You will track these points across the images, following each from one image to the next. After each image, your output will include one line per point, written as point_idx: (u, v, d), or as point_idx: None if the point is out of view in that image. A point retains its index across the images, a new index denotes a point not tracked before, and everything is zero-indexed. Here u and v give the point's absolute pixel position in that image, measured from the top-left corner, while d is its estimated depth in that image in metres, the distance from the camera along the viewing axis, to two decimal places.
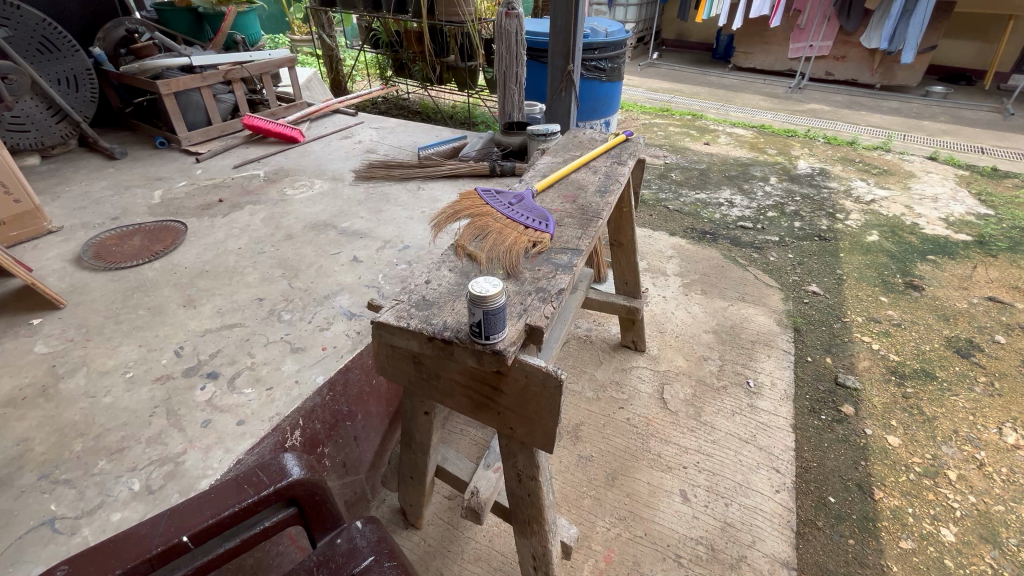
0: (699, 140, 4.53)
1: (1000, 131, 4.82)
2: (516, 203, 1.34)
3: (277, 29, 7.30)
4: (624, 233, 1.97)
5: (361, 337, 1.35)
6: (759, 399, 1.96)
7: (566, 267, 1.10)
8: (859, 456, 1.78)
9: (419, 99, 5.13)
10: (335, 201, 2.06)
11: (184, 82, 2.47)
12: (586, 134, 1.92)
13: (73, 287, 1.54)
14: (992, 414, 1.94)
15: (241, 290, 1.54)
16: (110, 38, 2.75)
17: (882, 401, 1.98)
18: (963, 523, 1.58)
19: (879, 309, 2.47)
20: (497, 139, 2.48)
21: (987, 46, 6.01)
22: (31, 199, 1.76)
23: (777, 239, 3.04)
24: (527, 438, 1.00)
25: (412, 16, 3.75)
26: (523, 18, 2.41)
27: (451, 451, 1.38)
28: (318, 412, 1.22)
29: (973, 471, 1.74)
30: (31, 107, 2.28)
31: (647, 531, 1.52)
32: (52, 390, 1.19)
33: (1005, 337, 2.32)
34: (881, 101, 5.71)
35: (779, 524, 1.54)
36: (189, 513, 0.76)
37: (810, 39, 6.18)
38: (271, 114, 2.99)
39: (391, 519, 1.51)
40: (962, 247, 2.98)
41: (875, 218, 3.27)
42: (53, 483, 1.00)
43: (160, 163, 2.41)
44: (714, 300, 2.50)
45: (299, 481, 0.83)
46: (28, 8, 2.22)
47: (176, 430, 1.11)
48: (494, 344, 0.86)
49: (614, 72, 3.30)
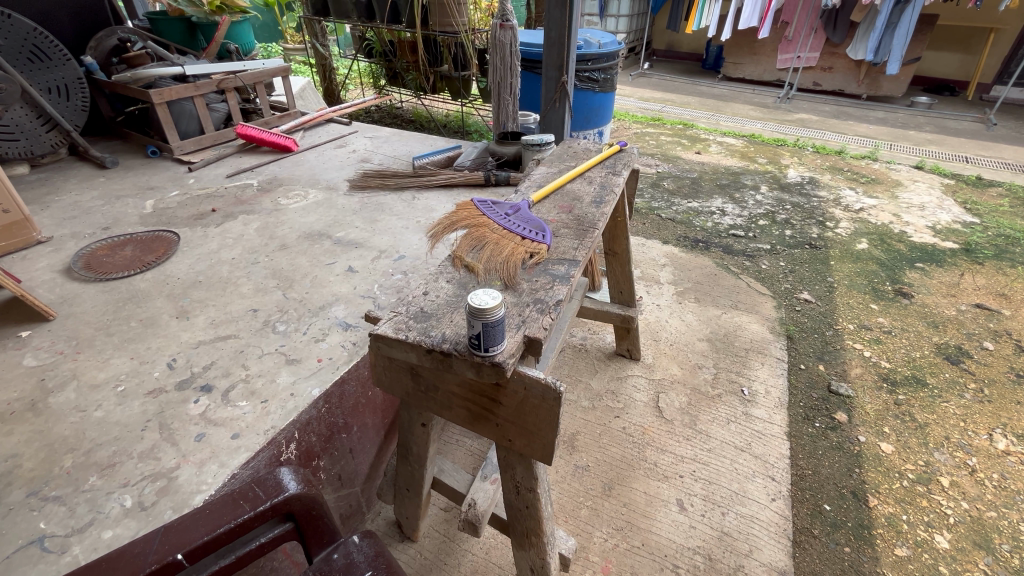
0: (691, 149, 4.58)
1: (984, 140, 4.92)
2: (513, 214, 1.34)
3: (270, 39, 7.34)
4: (619, 242, 1.98)
5: (357, 348, 1.35)
6: (754, 406, 1.97)
7: (564, 278, 1.10)
8: (853, 463, 1.79)
9: (412, 107, 5.15)
10: (330, 211, 2.06)
11: (177, 91, 2.46)
12: (581, 144, 1.94)
13: (63, 298, 1.52)
14: (982, 421, 1.97)
15: (235, 301, 1.52)
16: (102, 48, 2.74)
17: (874, 408, 2.00)
18: (956, 529, 1.59)
19: (870, 316, 2.50)
20: (491, 148, 2.49)
21: (970, 58, 6.14)
22: (20, 209, 1.74)
23: (769, 247, 3.07)
24: (525, 449, 1.00)
25: (406, 25, 3.73)
26: (517, 30, 2.43)
27: (448, 463, 1.38)
28: (314, 425, 1.21)
29: (965, 477, 1.76)
30: (21, 116, 2.24)
31: (645, 542, 1.52)
32: (41, 405, 1.17)
33: (994, 344, 2.35)
34: (867, 112, 5.82)
35: (775, 533, 1.54)
36: (184, 530, 0.74)
37: (798, 50, 6.29)
38: (264, 124, 2.98)
39: (387, 532, 1.50)
40: (949, 255, 3.03)
41: (864, 226, 3.32)
42: (42, 500, 0.98)
43: (152, 172, 2.40)
44: (707, 308, 2.51)
45: (296, 496, 0.82)
46: (18, 17, 2.19)
47: (169, 444, 1.09)
48: (493, 357, 0.86)
49: (607, 83, 3.33)
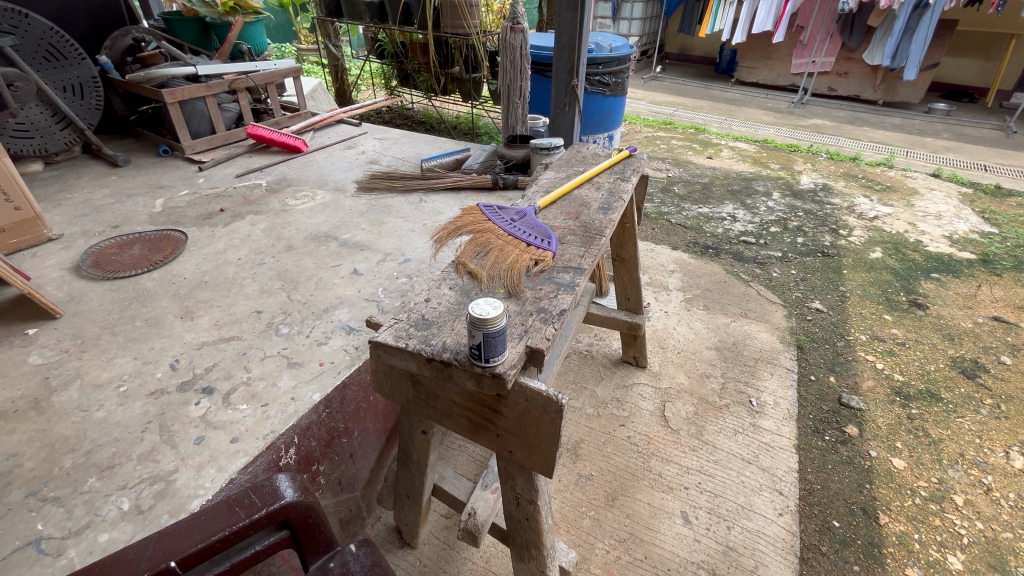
0: (702, 154, 4.54)
1: (1004, 148, 4.82)
2: (518, 219, 1.33)
3: (285, 39, 7.42)
4: (626, 249, 1.95)
5: (359, 353, 1.34)
6: (761, 417, 1.94)
7: (568, 287, 1.09)
8: (864, 479, 1.74)
9: (423, 108, 5.16)
10: (337, 212, 2.05)
11: (189, 90, 2.47)
12: (589, 148, 1.91)
13: (70, 295, 1.53)
14: (998, 438, 1.91)
15: (240, 302, 1.52)
16: (116, 47, 2.75)
17: (886, 421, 1.96)
18: (971, 550, 1.55)
19: (883, 327, 2.44)
20: (500, 152, 2.48)
21: (990, 64, 6.04)
22: (32, 207, 1.75)
23: (780, 255, 3.02)
24: (526, 462, 0.98)
25: (418, 27, 3.72)
26: (528, 33, 2.40)
27: (449, 470, 1.36)
28: (314, 430, 1.19)
29: (980, 496, 1.71)
30: (35, 114, 2.27)
31: (647, 555, 1.49)
32: (44, 404, 1.17)
33: (1011, 358, 2.29)
34: (883, 118, 5.73)
35: (782, 549, 1.51)
36: (178, 537, 0.70)
37: (813, 55, 6.20)
38: (275, 124, 2.99)
39: (387, 538, 1.48)
40: (966, 265, 2.96)
41: (878, 235, 3.26)
42: (41, 500, 0.99)
43: (163, 171, 2.41)
44: (716, 316, 2.48)
45: (293, 504, 0.77)
46: (35, 17, 2.22)
47: (168, 446, 1.09)
48: (494, 367, 0.84)
49: (617, 86, 3.31)
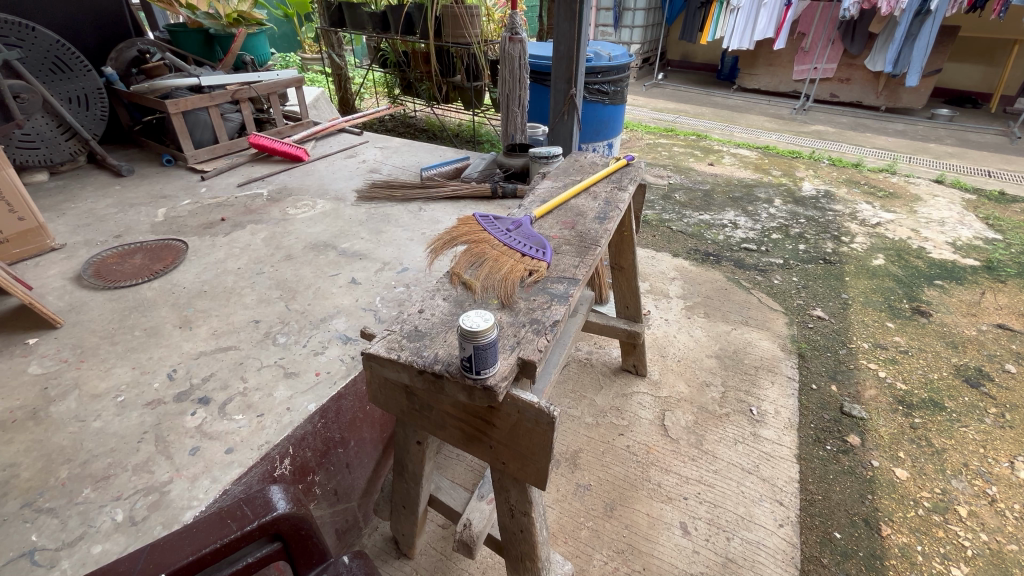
0: (704, 160, 4.54)
1: (1008, 154, 4.80)
2: (514, 229, 1.33)
3: (289, 49, 7.52)
4: (625, 257, 1.95)
5: (354, 363, 1.34)
6: (762, 427, 1.92)
7: (562, 297, 1.09)
8: (866, 489, 1.72)
9: (424, 116, 5.21)
10: (337, 221, 2.06)
11: (193, 101, 2.50)
12: (588, 157, 1.91)
13: (71, 305, 1.55)
14: (1003, 447, 1.89)
15: (238, 311, 1.53)
16: (122, 59, 2.80)
17: (889, 431, 1.93)
18: (975, 562, 1.52)
19: (885, 335, 2.43)
20: (499, 161, 2.50)
21: (994, 70, 6.02)
22: (35, 216, 1.77)
23: (781, 262, 3.01)
24: (519, 473, 0.98)
25: (420, 36, 3.76)
26: (525, 43, 2.41)
27: (445, 480, 1.36)
28: (309, 440, 1.19)
29: (984, 507, 1.69)
30: (42, 125, 2.30)
31: (646, 566, 1.48)
32: (42, 414, 1.18)
33: (1016, 366, 2.27)
34: (886, 124, 5.72)
35: (781, 561, 1.49)
36: (169, 548, 0.70)
37: (814, 61, 6.21)
38: (277, 133, 3.02)
39: (383, 549, 1.48)
40: (970, 272, 2.94)
41: (880, 241, 3.24)
42: (36, 511, 0.99)
43: (165, 181, 2.44)
44: (717, 324, 2.47)
45: (284, 516, 0.77)
46: (42, 30, 2.26)
47: (163, 457, 1.10)
48: (484, 379, 0.84)
49: (616, 95, 3.32)
